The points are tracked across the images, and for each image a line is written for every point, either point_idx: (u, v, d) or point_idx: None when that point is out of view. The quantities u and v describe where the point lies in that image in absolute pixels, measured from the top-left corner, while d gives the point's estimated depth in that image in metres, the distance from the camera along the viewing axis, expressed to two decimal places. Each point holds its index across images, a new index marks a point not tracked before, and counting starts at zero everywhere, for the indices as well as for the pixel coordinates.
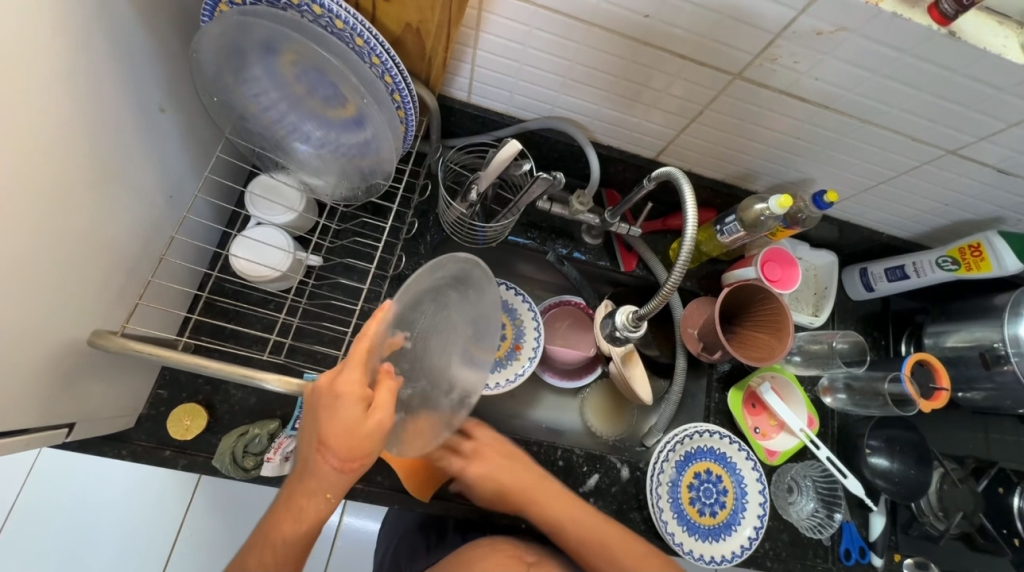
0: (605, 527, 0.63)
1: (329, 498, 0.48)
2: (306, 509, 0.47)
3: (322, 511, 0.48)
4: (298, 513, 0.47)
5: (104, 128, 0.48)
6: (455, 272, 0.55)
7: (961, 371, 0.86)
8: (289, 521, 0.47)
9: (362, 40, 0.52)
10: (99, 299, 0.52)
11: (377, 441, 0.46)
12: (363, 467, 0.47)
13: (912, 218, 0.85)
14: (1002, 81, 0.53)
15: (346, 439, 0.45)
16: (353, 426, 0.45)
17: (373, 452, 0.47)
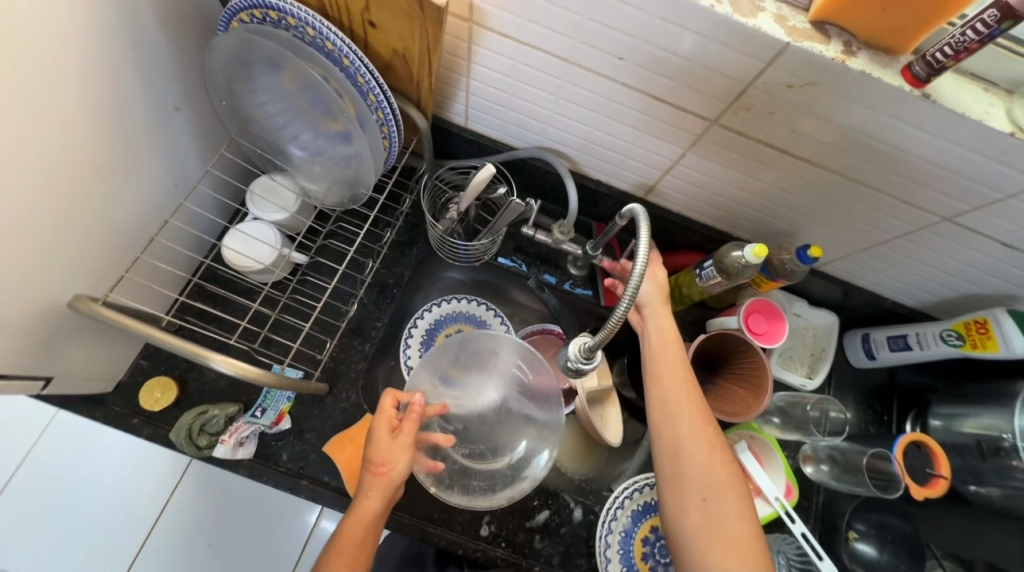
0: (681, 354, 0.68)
1: (372, 522, 0.58)
2: (355, 537, 0.56)
3: (367, 534, 0.57)
4: (350, 542, 0.56)
5: (121, 118, 0.55)
6: (483, 348, 0.81)
7: (966, 463, 0.77)
8: (343, 554, 0.55)
9: (348, 61, 0.56)
10: (91, 268, 0.57)
11: (403, 456, 0.59)
12: (395, 484, 0.59)
13: (918, 286, 0.80)
14: (985, 148, 0.52)
15: (379, 455, 0.59)
16: (385, 444, 0.60)
17: (401, 470, 0.59)
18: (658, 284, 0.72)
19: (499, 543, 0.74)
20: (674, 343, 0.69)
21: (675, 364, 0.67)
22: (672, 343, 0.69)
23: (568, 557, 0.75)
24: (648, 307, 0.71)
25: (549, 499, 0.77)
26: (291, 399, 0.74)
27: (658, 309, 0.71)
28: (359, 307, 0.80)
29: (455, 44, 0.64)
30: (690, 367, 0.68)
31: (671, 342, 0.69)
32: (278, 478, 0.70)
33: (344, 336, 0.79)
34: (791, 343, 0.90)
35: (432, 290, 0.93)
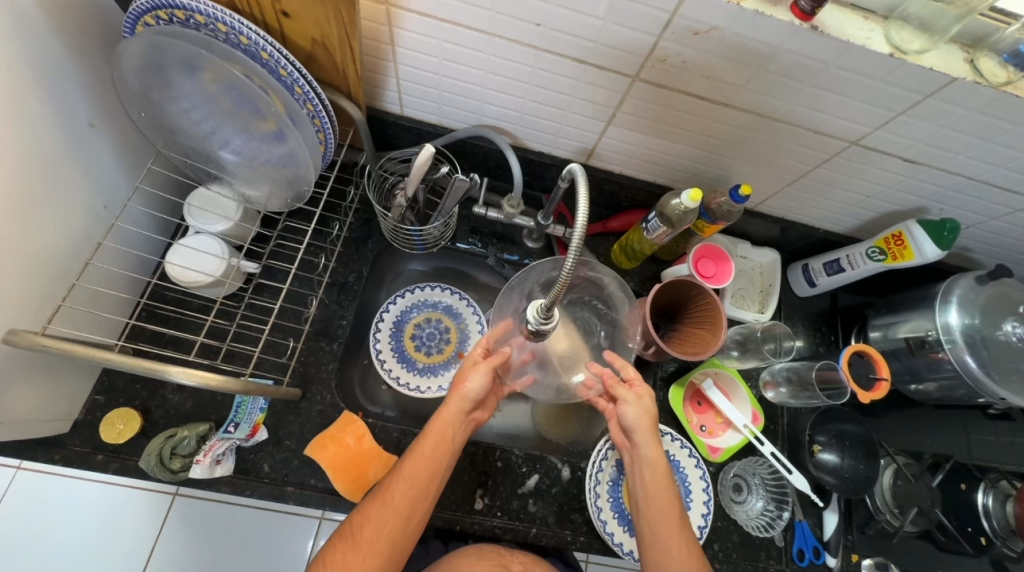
0: (666, 484, 0.65)
1: (451, 425, 0.64)
2: (435, 436, 0.63)
3: (446, 438, 0.63)
4: (433, 436, 0.63)
5: (28, 139, 0.53)
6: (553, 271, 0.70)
7: (903, 364, 0.85)
8: (426, 443, 0.62)
9: (267, 54, 0.56)
10: (22, 300, 0.55)
11: (478, 374, 0.66)
12: (470, 395, 0.65)
13: (842, 212, 0.87)
14: (871, 71, 0.57)
15: (462, 373, 0.67)
16: (470, 365, 0.68)
17: (474, 385, 0.66)
18: (649, 409, 0.68)
19: (495, 513, 0.76)
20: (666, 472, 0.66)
21: (664, 503, 0.64)
22: (664, 474, 0.66)
23: (562, 514, 0.77)
24: (634, 428, 0.67)
25: (537, 463, 0.79)
26: (265, 408, 0.73)
27: (647, 442, 0.67)
28: (321, 307, 0.79)
29: (376, 29, 0.64)
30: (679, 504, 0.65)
31: (655, 464, 0.66)
32: (262, 489, 0.69)
33: (310, 339, 0.78)
34: (741, 283, 0.95)
35: (396, 283, 0.93)
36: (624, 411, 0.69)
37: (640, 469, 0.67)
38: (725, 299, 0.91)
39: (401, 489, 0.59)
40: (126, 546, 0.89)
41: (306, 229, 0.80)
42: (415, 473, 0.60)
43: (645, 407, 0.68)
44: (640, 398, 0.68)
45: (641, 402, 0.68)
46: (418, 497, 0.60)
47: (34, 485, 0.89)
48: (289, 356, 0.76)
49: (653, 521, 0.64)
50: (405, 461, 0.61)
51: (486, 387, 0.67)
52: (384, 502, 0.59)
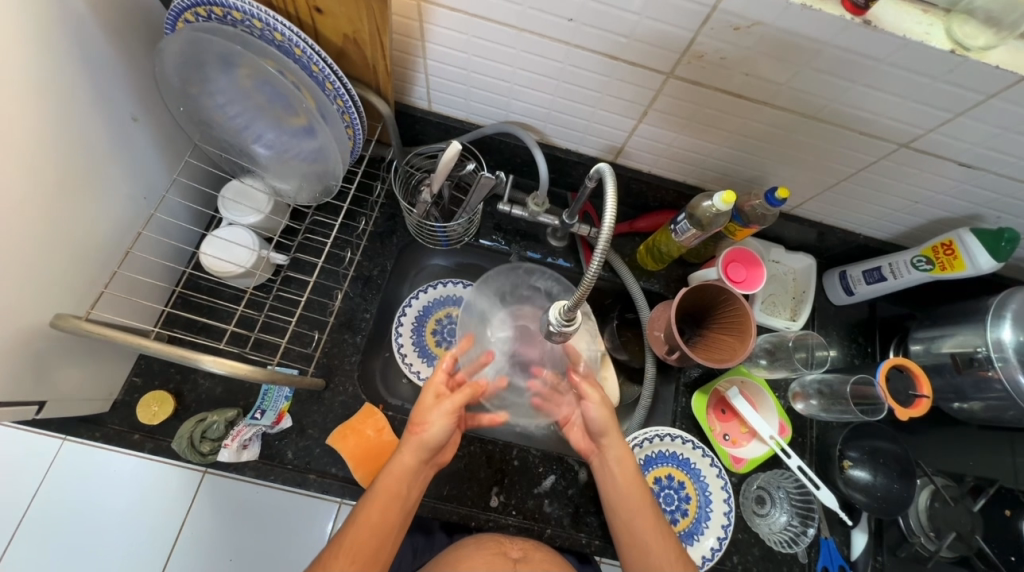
0: (639, 485, 0.66)
1: (404, 478, 0.63)
2: (388, 492, 0.61)
3: (403, 479, 0.62)
4: (383, 494, 0.61)
5: (75, 133, 0.55)
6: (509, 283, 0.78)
7: (947, 381, 0.81)
8: (373, 507, 0.60)
9: (300, 51, 0.56)
10: (67, 286, 0.58)
11: (441, 420, 0.64)
12: (432, 443, 0.64)
13: (887, 217, 0.82)
14: (929, 69, 0.53)
15: (420, 414, 0.65)
16: (430, 404, 0.66)
17: (436, 431, 0.64)
18: (608, 411, 0.68)
19: (510, 511, 0.76)
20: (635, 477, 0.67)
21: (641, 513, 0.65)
22: (637, 485, 0.66)
23: (578, 516, 0.77)
24: (607, 441, 0.68)
25: (554, 464, 0.79)
26: (289, 397, 0.75)
27: (614, 440, 0.68)
28: (345, 300, 0.81)
29: (406, 25, 0.64)
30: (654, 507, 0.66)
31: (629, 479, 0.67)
32: (286, 475, 0.71)
33: (335, 331, 0.79)
34: (773, 288, 0.91)
35: (419, 277, 0.94)
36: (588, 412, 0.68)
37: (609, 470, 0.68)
38: (755, 305, 0.88)
39: (362, 536, 0.59)
40: (161, 515, 0.94)
41: (334, 223, 0.81)
42: (360, 539, 0.59)
43: (606, 403, 0.68)
44: (602, 395, 0.68)
45: (602, 404, 0.68)
46: (374, 555, 0.59)
47: (80, 456, 0.94)
48: (314, 347, 0.78)
49: (641, 542, 0.64)
50: (351, 526, 0.59)
51: (448, 432, 0.65)
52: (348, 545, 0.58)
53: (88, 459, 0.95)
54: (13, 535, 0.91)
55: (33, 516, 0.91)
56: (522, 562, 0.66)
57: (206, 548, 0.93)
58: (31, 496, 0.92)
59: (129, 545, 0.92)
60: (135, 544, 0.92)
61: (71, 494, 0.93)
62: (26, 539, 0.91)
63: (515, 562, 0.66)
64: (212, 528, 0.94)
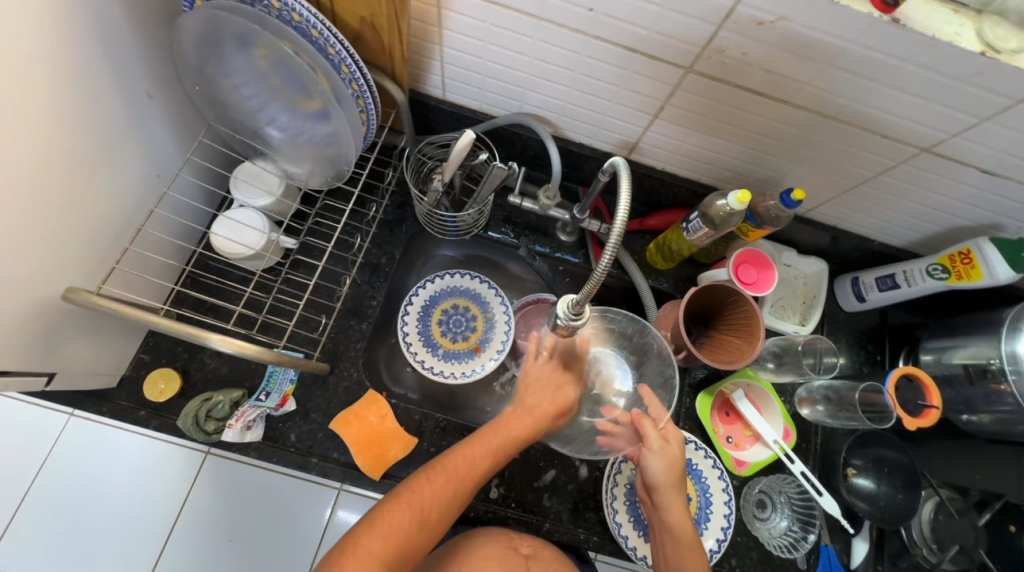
0: (692, 540, 0.64)
1: (514, 438, 0.64)
2: (497, 439, 0.63)
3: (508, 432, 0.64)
4: (488, 439, 0.63)
5: (92, 110, 0.55)
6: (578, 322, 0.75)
7: (957, 392, 0.79)
8: (478, 446, 0.61)
9: (317, 32, 0.56)
10: (80, 261, 0.58)
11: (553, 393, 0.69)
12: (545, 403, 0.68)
13: (904, 224, 0.81)
14: (955, 71, 0.52)
15: (535, 381, 0.70)
16: (537, 369, 0.71)
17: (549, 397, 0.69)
18: (674, 461, 0.65)
19: (509, 504, 0.76)
20: (691, 543, 0.63)
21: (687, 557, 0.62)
22: (691, 547, 0.63)
23: (577, 512, 0.77)
24: (664, 497, 0.65)
25: (555, 459, 0.79)
26: (294, 380, 0.75)
27: (670, 495, 0.64)
28: (353, 286, 0.81)
29: (424, 10, 0.63)
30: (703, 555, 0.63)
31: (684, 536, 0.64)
32: (289, 457, 0.71)
33: (341, 317, 0.79)
34: (783, 292, 0.90)
35: (427, 267, 0.94)
36: (647, 460, 0.65)
37: (660, 528, 0.65)
38: (764, 307, 0.87)
39: (446, 476, 0.57)
40: (164, 493, 0.95)
41: (344, 208, 0.81)
42: (437, 491, 0.56)
43: (670, 455, 0.65)
44: (664, 444, 0.65)
45: (666, 455, 0.65)
46: (428, 526, 0.55)
47: (86, 431, 0.96)
48: (320, 332, 0.78)
49: None
50: (433, 470, 0.58)
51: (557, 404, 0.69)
52: (429, 483, 0.56)
53: (95, 435, 0.96)
54: (20, 505, 0.92)
55: (38, 487, 0.93)
56: (534, 560, 0.67)
57: (207, 527, 0.94)
58: (36, 468, 0.94)
59: (132, 521, 0.93)
60: (138, 520, 0.93)
61: (76, 467, 0.94)
62: (32, 509, 0.92)
63: (526, 558, 0.66)
64: (212, 507, 0.95)
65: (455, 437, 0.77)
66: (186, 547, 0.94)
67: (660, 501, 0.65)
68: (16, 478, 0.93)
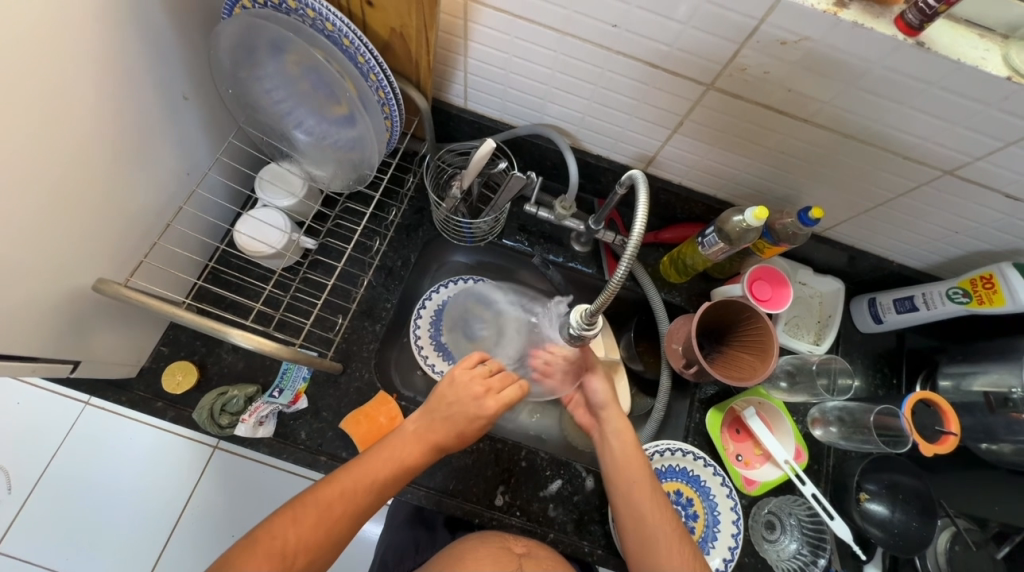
0: (638, 458, 0.67)
1: (407, 455, 0.59)
2: (388, 453, 0.59)
3: (397, 455, 0.59)
4: (381, 456, 0.58)
5: (131, 109, 0.58)
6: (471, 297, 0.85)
7: (977, 421, 0.77)
8: (371, 462, 0.58)
9: (348, 41, 0.58)
10: (110, 253, 0.60)
11: (471, 407, 0.61)
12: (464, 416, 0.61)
13: (924, 246, 0.80)
14: (981, 95, 0.52)
15: (451, 396, 0.62)
16: (463, 382, 0.62)
17: (467, 411, 0.61)
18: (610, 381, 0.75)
19: (514, 512, 0.76)
20: (637, 458, 0.67)
21: (635, 476, 0.66)
22: (639, 466, 0.67)
23: (581, 524, 0.76)
24: (607, 412, 0.72)
25: (561, 468, 0.79)
26: (307, 378, 0.76)
27: (613, 408, 0.72)
28: (368, 288, 0.82)
29: (452, 22, 0.65)
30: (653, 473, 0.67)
31: (641, 482, 0.66)
32: (298, 454, 0.72)
33: (356, 318, 0.80)
34: (797, 311, 0.89)
35: (441, 272, 0.95)
36: (592, 385, 0.74)
37: (610, 441, 0.70)
38: (778, 325, 0.87)
39: (316, 512, 0.53)
40: (172, 484, 0.96)
41: (364, 212, 0.83)
42: (314, 519, 0.53)
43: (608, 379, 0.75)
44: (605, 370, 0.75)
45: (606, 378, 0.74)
46: (306, 554, 0.52)
47: (101, 420, 0.98)
48: (335, 332, 0.79)
49: (644, 527, 0.63)
50: (309, 496, 0.54)
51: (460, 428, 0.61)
52: (295, 523, 0.52)
53: (109, 424, 0.98)
54: (33, 489, 0.94)
55: (52, 473, 0.95)
56: (527, 557, 0.65)
57: (212, 521, 0.96)
58: (51, 454, 0.96)
59: (140, 510, 0.95)
60: (146, 509, 0.95)
61: (88, 454, 0.96)
62: (45, 494, 0.94)
63: (519, 556, 0.65)
64: (219, 500, 0.97)
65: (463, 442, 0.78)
66: (191, 539, 0.95)
67: (605, 418, 0.72)
68: (32, 462, 0.95)
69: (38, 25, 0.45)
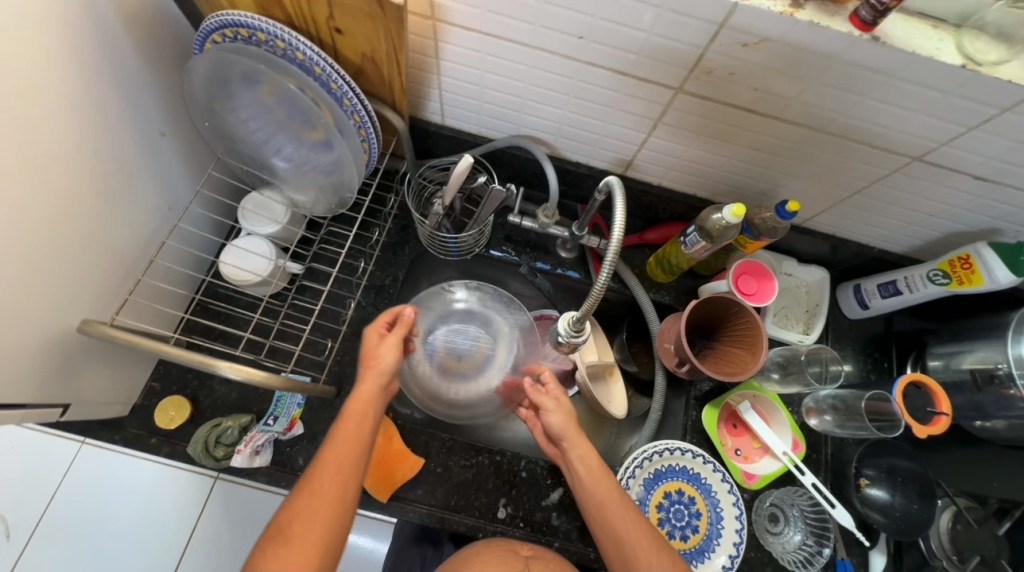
0: (606, 480, 0.63)
1: (336, 485, 0.53)
2: (321, 488, 0.53)
3: (325, 479, 0.53)
4: (315, 497, 0.52)
5: (107, 148, 0.58)
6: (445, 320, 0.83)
7: (967, 399, 0.78)
8: (309, 501, 0.52)
9: (320, 69, 0.59)
10: (95, 294, 0.60)
11: (391, 351, 0.62)
12: (388, 369, 0.62)
13: (902, 231, 0.81)
14: (939, 83, 0.53)
15: (369, 362, 0.62)
16: (375, 341, 0.63)
17: (388, 361, 0.62)
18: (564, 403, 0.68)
19: (517, 523, 0.75)
20: (608, 481, 0.63)
21: (609, 499, 0.61)
22: (607, 488, 0.62)
23: (586, 530, 0.76)
24: (569, 440, 0.65)
25: (562, 476, 0.79)
26: (302, 403, 0.76)
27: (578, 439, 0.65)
28: (357, 309, 0.82)
29: (422, 43, 0.66)
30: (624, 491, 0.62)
31: (610, 496, 0.62)
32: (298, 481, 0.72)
33: (347, 339, 0.80)
34: (785, 302, 0.90)
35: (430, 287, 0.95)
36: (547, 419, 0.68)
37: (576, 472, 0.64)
38: (766, 318, 0.88)
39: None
40: (174, 519, 0.95)
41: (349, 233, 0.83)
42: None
43: (567, 409, 0.67)
44: (559, 401, 0.68)
45: (561, 405, 0.68)
46: None
47: (98, 459, 0.96)
48: (326, 355, 0.79)
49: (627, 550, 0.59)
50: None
51: (379, 391, 0.61)
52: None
53: (106, 463, 0.96)
54: (33, 534, 0.93)
55: (52, 516, 0.94)
56: (535, 559, 0.64)
57: (218, 553, 0.95)
58: (49, 497, 0.94)
59: (144, 547, 0.94)
60: (149, 546, 0.94)
61: (86, 495, 0.95)
62: (45, 539, 0.93)
63: (526, 558, 0.63)
64: (223, 531, 0.95)
65: (462, 456, 0.78)
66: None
67: (569, 447, 0.65)
68: (31, 507, 0.94)
69: (8, 75, 0.45)
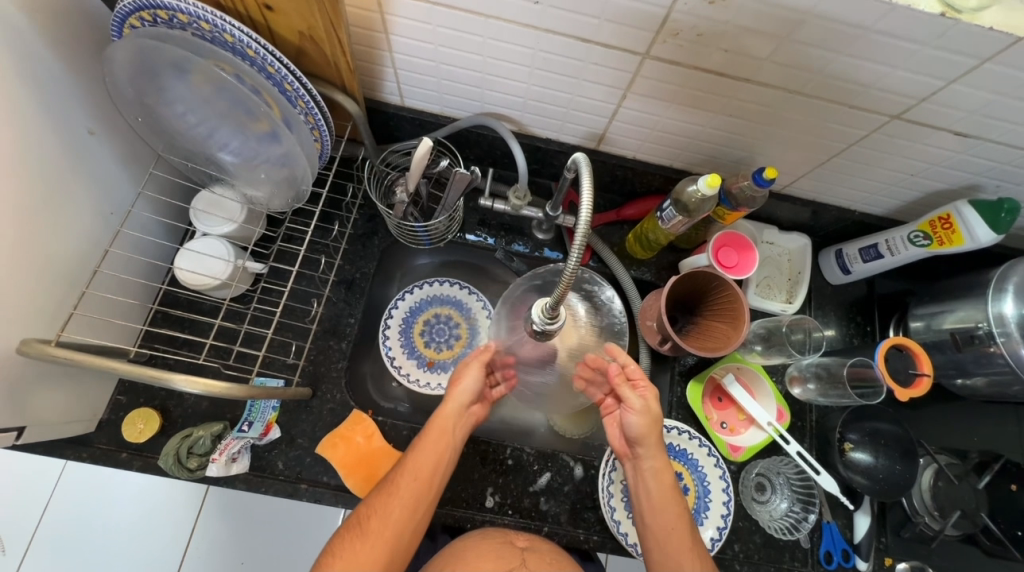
0: (667, 489, 0.65)
1: (412, 491, 0.61)
2: (398, 491, 0.61)
3: (402, 485, 0.61)
4: (394, 497, 0.60)
5: (27, 153, 0.53)
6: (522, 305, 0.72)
7: (948, 358, 0.78)
8: (389, 503, 0.60)
9: (253, 52, 0.54)
10: (36, 311, 0.56)
11: (472, 372, 0.68)
12: (469, 392, 0.67)
13: (882, 192, 0.79)
14: (916, 34, 0.50)
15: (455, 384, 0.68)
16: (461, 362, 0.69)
17: (468, 382, 0.68)
18: (652, 413, 0.65)
19: (506, 511, 0.75)
20: (669, 491, 0.65)
21: (664, 506, 0.65)
22: (665, 497, 0.65)
23: (575, 512, 0.76)
24: (643, 450, 0.66)
25: (548, 461, 0.78)
26: (276, 407, 0.73)
27: (653, 447, 0.66)
28: (328, 306, 0.79)
29: (367, 17, 0.61)
30: (683, 501, 0.65)
31: (666, 504, 0.64)
32: (277, 485, 0.70)
33: (319, 338, 0.78)
34: (767, 272, 0.89)
35: (405, 278, 0.92)
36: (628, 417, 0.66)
37: (644, 478, 0.66)
38: (748, 289, 0.86)
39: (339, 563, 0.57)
40: (168, 530, 0.94)
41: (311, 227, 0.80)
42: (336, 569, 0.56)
43: (651, 412, 0.65)
44: (646, 402, 0.65)
45: (645, 410, 0.65)
46: None
47: (83, 475, 0.95)
48: (299, 356, 0.76)
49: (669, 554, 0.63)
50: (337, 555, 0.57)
51: (461, 407, 0.67)
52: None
53: (91, 479, 0.95)
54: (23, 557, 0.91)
55: (41, 537, 0.92)
56: (530, 550, 0.64)
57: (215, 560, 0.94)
58: (36, 518, 0.92)
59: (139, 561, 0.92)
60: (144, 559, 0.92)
61: (75, 512, 0.93)
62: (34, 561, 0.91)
63: (523, 550, 0.64)
64: (219, 538, 0.94)
65: None
66: None
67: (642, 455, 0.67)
68: (18, 529, 0.92)
69: None
